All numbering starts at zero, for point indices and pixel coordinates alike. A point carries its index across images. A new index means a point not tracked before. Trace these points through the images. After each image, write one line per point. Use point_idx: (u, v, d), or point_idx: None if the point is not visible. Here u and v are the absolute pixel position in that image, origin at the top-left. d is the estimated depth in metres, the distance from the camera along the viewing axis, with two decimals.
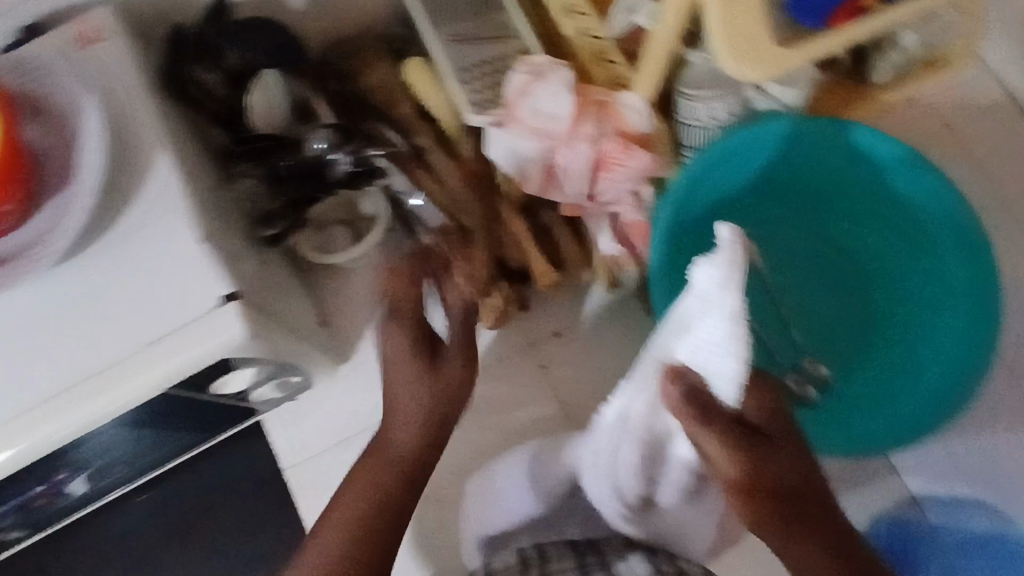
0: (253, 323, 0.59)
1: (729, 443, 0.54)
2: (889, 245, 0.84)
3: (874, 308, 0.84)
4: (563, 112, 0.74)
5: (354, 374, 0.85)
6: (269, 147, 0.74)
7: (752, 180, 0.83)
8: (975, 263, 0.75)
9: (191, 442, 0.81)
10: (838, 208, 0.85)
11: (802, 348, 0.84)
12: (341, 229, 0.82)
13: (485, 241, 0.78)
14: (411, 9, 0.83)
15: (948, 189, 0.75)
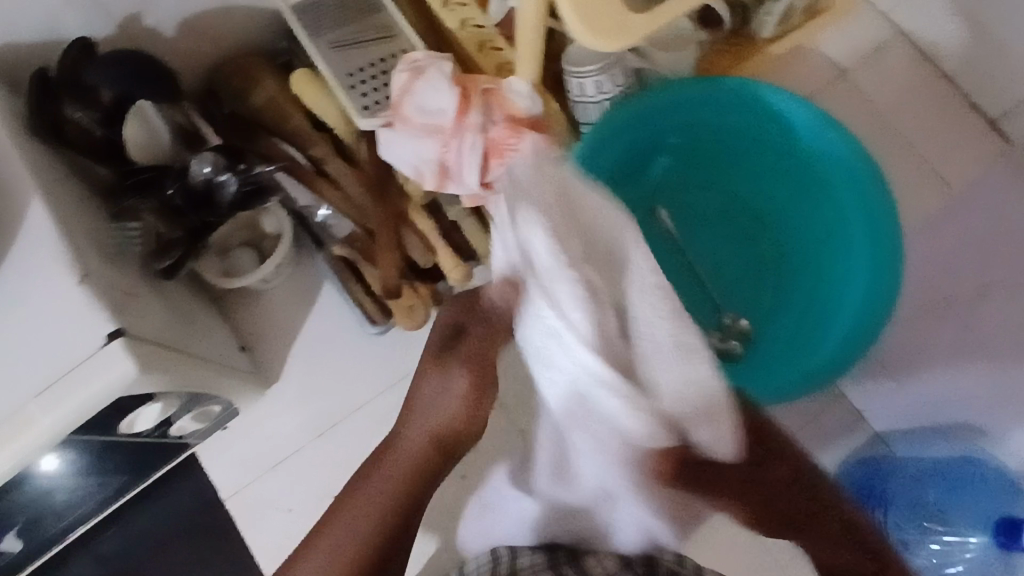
0: (144, 356, 0.58)
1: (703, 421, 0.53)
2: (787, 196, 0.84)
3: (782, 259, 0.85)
4: (446, 106, 0.74)
5: (282, 395, 0.84)
6: (154, 178, 0.72)
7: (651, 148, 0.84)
8: (870, 200, 0.76)
9: (125, 486, 0.79)
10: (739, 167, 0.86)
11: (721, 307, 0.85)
12: (245, 250, 0.80)
13: (389, 242, 0.77)
14: (290, 22, 0.82)
15: (834, 131, 0.77)
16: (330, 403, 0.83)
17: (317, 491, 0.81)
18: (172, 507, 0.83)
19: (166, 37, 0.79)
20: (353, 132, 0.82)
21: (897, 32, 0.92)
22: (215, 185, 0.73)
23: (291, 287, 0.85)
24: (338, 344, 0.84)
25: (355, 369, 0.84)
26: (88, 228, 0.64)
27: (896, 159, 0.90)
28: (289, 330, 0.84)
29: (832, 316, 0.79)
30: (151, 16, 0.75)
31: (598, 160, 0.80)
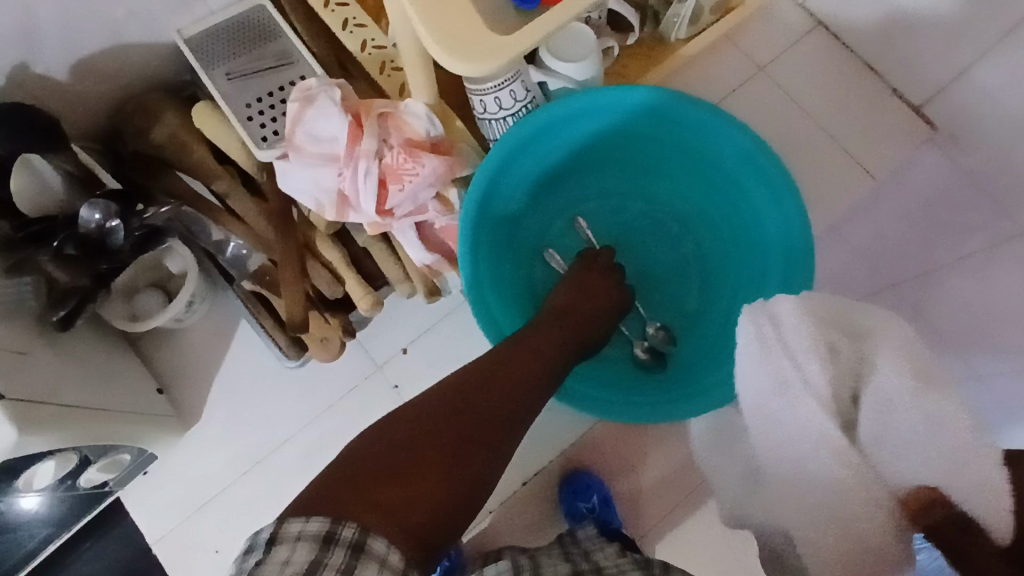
0: (26, 417, 0.56)
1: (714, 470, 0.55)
2: (708, 196, 0.83)
3: (705, 259, 0.84)
4: (339, 133, 0.72)
5: (204, 434, 0.82)
6: (49, 229, 0.69)
7: (563, 159, 0.82)
8: (782, 206, 0.74)
9: (45, 539, 0.77)
10: (656, 170, 0.84)
11: (647, 317, 0.82)
12: (150, 292, 0.78)
13: (294, 274, 0.76)
14: (186, 55, 0.81)
15: (738, 131, 0.74)
16: (253, 439, 0.82)
17: (249, 529, 0.80)
18: (106, 556, 0.82)
19: (59, 82, 0.77)
20: (255, 164, 0.80)
21: (815, 23, 0.90)
22: (107, 233, 0.71)
23: (209, 324, 0.84)
24: (258, 378, 0.83)
25: (279, 403, 0.83)
26: None
27: (821, 152, 0.88)
28: (209, 367, 0.83)
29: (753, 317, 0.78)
30: (38, 63, 0.74)
31: (505, 177, 0.78)
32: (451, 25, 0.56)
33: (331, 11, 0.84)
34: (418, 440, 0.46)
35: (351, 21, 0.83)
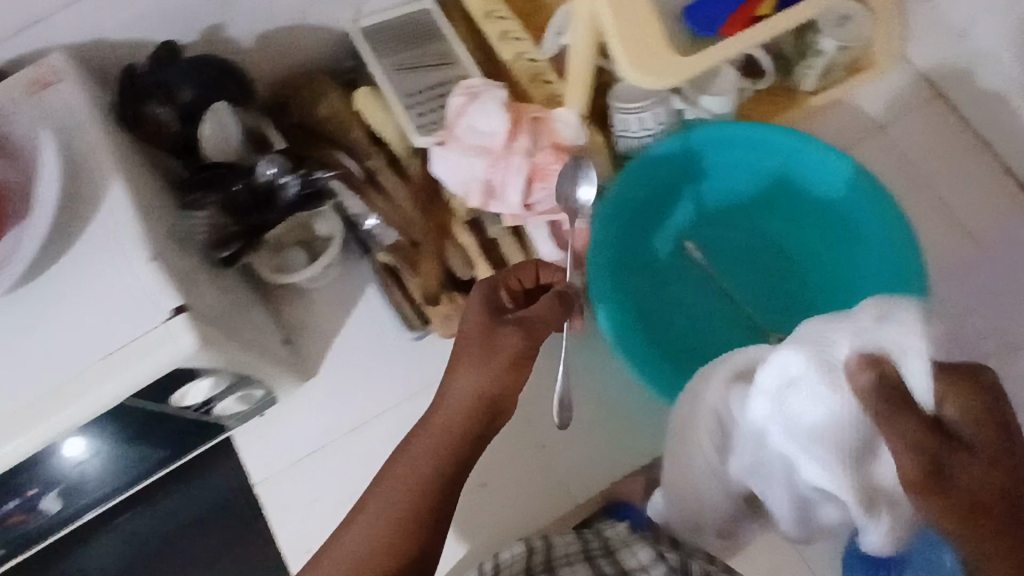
0: (203, 333, 0.62)
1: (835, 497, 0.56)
2: (806, 226, 0.88)
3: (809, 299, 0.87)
4: (498, 129, 0.79)
5: (318, 390, 0.87)
6: (222, 174, 0.77)
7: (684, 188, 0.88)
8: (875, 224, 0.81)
9: (160, 461, 0.82)
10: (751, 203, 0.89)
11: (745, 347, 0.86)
12: (298, 249, 0.86)
13: (431, 251, 0.84)
14: (358, 43, 0.88)
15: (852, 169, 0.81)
16: (363, 402, 0.87)
17: (345, 485, 0.85)
18: (208, 486, 0.89)
19: (242, 49, 0.85)
20: (407, 148, 0.87)
21: (937, 94, 0.96)
22: (278, 186, 0.79)
23: (337, 288, 0.90)
24: (375, 347, 0.89)
25: (391, 373, 0.88)
26: (159, 213, 0.69)
27: (928, 212, 0.92)
28: (331, 329, 0.89)
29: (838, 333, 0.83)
30: (231, 28, 0.81)
31: (634, 192, 0.84)
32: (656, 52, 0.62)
33: (491, 22, 0.89)
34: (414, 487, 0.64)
35: (509, 33, 0.89)
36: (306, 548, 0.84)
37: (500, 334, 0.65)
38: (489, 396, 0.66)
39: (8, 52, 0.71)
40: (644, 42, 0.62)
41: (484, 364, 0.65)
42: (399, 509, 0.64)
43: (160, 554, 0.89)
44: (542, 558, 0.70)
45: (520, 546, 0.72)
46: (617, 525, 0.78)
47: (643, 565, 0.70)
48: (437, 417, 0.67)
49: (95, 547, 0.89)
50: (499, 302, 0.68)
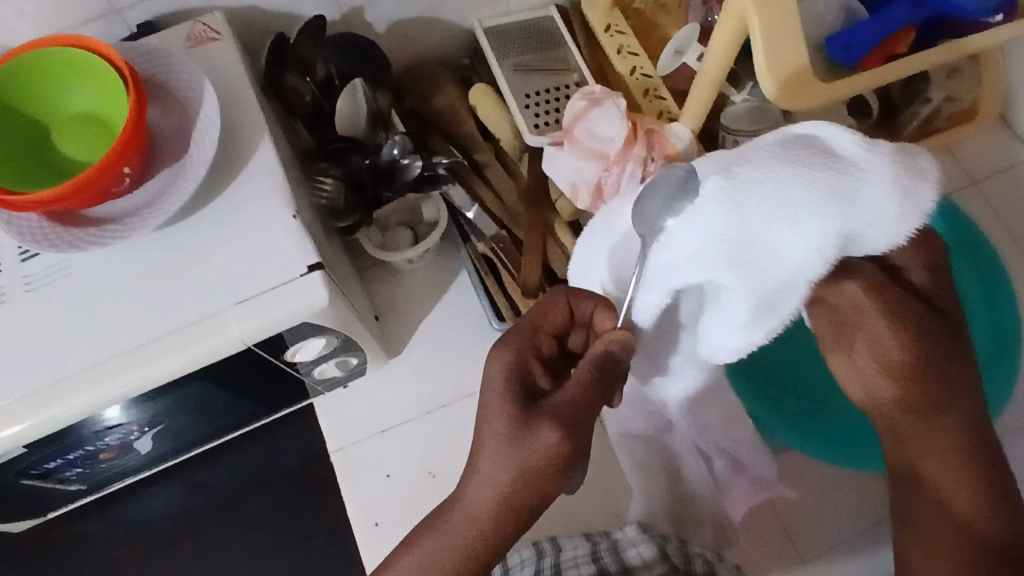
0: (333, 292, 0.65)
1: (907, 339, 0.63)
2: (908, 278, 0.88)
3: None
4: (616, 135, 0.81)
5: (402, 368, 0.90)
6: (348, 149, 0.81)
7: None
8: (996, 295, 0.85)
9: (246, 417, 0.84)
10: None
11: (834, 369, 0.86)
12: (402, 230, 0.89)
13: (535, 246, 0.85)
14: (481, 41, 0.92)
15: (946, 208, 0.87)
16: (444, 385, 0.89)
17: (420, 463, 0.86)
18: (280, 448, 0.90)
19: (374, 33, 0.89)
20: (518, 146, 0.90)
21: None
22: (399, 166, 0.84)
23: (430, 274, 0.93)
24: (462, 333, 0.91)
25: (475, 361, 0.90)
26: (293, 175, 0.73)
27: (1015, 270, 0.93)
28: (422, 311, 0.92)
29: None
30: (371, 12, 0.85)
31: None
32: (810, 81, 0.67)
33: (609, 36, 0.92)
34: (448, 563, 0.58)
35: (625, 49, 0.91)
36: (373, 521, 0.84)
37: (537, 428, 0.55)
38: (518, 496, 0.56)
39: (170, 5, 0.74)
40: (792, 62, 0.66)
41: (512, 452, 0.55)
42: (446, 565, 0.58)
43: (223, 510, 0.89)
44: (551, 560, 0.80)
45: (530, 549, 0.82)
46: (627, 527, 0.82)
47: (645, 562, 0.77)
48: (458, 506, 0.58)
49: (159, 496, 0.90)
50: (532, 378, 0.59)
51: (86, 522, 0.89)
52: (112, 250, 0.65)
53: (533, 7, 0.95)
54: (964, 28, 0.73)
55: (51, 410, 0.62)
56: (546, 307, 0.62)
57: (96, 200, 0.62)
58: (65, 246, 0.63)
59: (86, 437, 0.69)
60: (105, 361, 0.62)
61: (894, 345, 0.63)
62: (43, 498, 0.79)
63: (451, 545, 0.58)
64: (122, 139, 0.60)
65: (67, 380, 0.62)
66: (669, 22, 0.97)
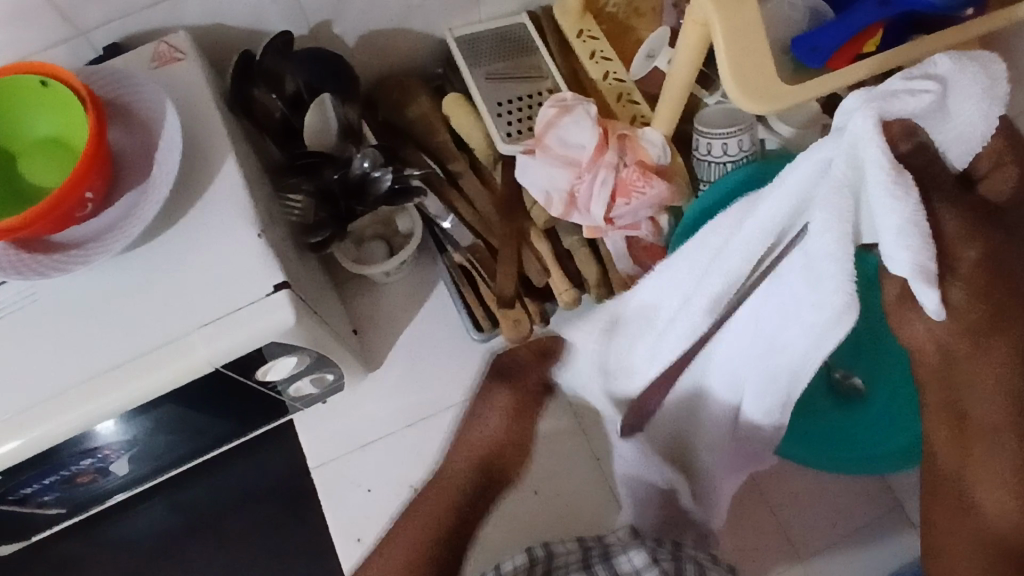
0: (300, 310, 0.65)
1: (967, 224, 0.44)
2: None
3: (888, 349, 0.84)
4: (587, 143, 0.81)
5: (381, 381, 0.90)
6: (320, 163, 0.81)
7: None
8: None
9: (226, 435, 0.84)
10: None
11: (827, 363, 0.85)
12: (377, 243, 0.89)
13: (510, 256, 0.85)
14: (453, 50, 0.91)
15: None
16: (424, 398, 0.89)
17: (401, 477, 0.86)
18: (263, 465, 0.90)
19: (346, 46, 0.88)
20: (493, 155, 0.90)
21: None
22: (370, 179, 0.82)
23: (407, 285, 0.93)
24: (441, 344, 0.91)
25: (454, 373, 0.90)
26: (263, 193, 0.72)
27: None
28: (401, 323, 0.92)
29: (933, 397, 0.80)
30: (340, 25, 0.84)
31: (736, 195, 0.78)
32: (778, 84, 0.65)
33: (582, 42, 0.90)
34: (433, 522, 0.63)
35: (598, 54, 0.90)
36: (355, 537, 0.84)
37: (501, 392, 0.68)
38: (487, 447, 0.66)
39: (135, 25, 0.74)
40: (758, 67, 0.64)
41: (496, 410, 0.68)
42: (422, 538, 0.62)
43: (208, 529, 0.89)
44: (544, 567, 0.73)
45: (524, 555, 0.72)
46: (619, 532, 0.79)
47: (636, 569, 0.70)
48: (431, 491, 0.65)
49: (143, 516, 0.89)
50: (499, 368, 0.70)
51: (71, 543, 0.89)
52: (80, 275, 0.65)
53: (505, 14, 0.94)
54: (936, 25, 0.73)
55: (20, 437, 0.61)
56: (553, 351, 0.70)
57: (60, 226, 0.61)
58: (31, 273, 0.62)
59: (63, 461, 0.69)
60: (74, 386, 0.62)
61: (976, 244, 0.44)
62: (23, 523, 0.79)
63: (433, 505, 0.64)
64: (82, 164, 0.60)
65: (36, 408, 0.62)
66: (643, 25, 0.96)
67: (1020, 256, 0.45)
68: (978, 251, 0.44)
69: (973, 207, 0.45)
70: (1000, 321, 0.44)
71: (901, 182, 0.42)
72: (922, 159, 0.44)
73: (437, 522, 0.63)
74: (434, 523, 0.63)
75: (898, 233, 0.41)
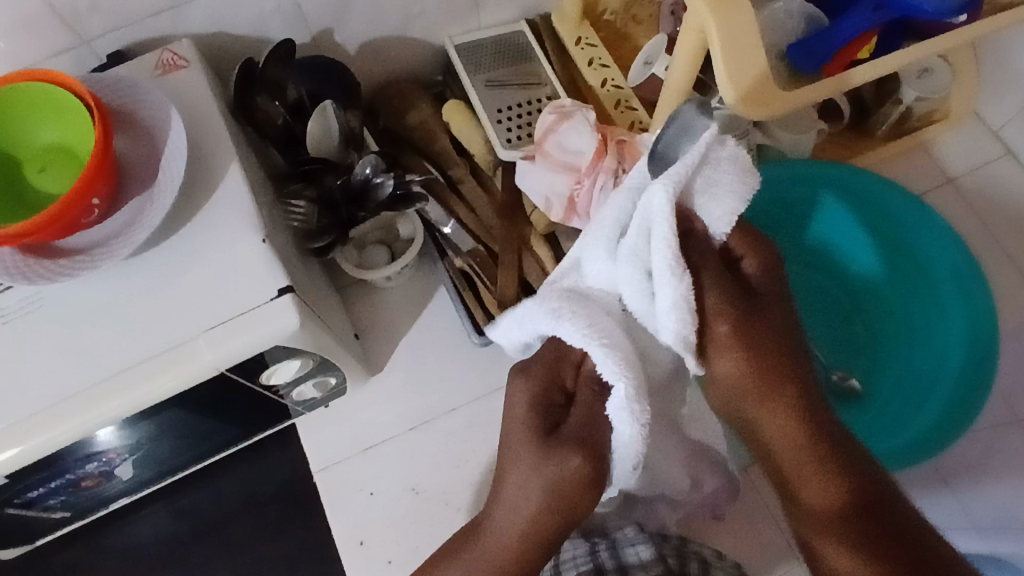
0: (304, 315, 0.65)
1: (727, 296, 0.56)
2: (898, 300, 0.92)
3: (882, 350, 0.92)
4: (586, 148, 0.81)
5: (383, 385, 0.90)
6: (321, 169, 0.82)
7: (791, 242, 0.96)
8: (949, 250, 0.88)
9: (230, 440, 0.84)
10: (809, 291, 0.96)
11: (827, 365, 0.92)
12: (379, 248, 0.90)
13: (510, 261, 0.87)
14: (452, 57, 0.92)
15: (943, 228, 0.89)
16: (426, 401, 0.89)
17: (403, 481, 0.87)
18: (266, 470, 0.91)
19: (347, 54, 0.89)
20: (492, 160, 0.91)
21: (1006, 151, 0.99)
22: (372, 185, 0.83)
23: (409, 290, 0.94)
24: (442, 347, 0.92)
25: (455, 378, 0.90)
26: (267, 199, 0.73)
27: (994, 267, 0.95)
28: (402, 326, 0.92)
29: (940, 368, 0.86)
30: (341, 33, 0.86)
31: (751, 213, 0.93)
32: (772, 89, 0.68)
33: (581, 49, 0.92)
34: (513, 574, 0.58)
35: (597, 61, 0.92)
36: (359, 540, 0.85)
37: (564, 451, 0.54)
38: (546, 514, 0.56)
39: (139, 34, 0.75)
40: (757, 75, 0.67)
41: (540, 471, 0.55)
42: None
43: (211, 534, 0.89)
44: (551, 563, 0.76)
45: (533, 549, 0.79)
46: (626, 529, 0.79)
47: (641, 563, 0.74)
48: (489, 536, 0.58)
49: (146, 521, 0.90)
50: (556, 401, 0.58)
51: (74, 549, 0.89)
52: (85, 281, 0.66)
53: (504, 22, 0.95)
54: (930, 31, 0.74)
55: (27, 441, 0.62)
56: (557, 360, 0.59)
57: (66, 232, 0.62)
58: (36, 278, 0.63)
59: (67, 466, 0.70)
60: (81, 389, 0.63)
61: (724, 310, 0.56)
62: (28, 527, 0.79)
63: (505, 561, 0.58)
64: (89, 170, 0.60)
65: (42, 413, 0.62)
66: (640, 32, 0.97)
67: (765, 324, 0.57)
68: (727, 325, 0.56)
69: (736, 293, 0.57)
70: (749, 387, 0.57)
71: (676, 234, 0.51)
72: (699, 242, 0.56)
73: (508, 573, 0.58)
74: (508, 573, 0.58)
75: (672, 309, 0.52)
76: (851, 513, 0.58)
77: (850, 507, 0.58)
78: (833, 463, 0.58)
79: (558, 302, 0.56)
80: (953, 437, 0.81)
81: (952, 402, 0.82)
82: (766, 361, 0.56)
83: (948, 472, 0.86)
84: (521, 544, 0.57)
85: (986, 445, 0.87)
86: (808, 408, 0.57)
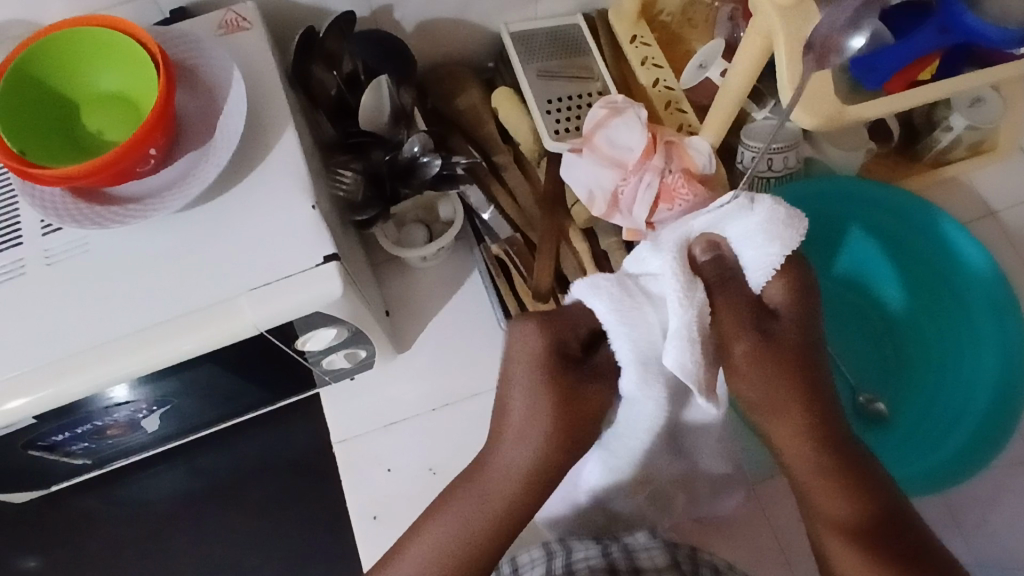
0: (346, 283, 0.65)
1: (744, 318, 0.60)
2: (929, 323, 0.92)
3: (922, 375, 0.91)
4: (635, 145, 0.82)
5: (408, 362, 0.91)
6: (369, 143, 0.82)
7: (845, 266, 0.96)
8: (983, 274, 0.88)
9: (254, 402, 0.85)
10: (845, 314, 0.95)
11: (857, 386, 0.91)
12: (417, 227, 0.90)
13: (549, 251, 0.87)
14: (506, 43, 0.92)
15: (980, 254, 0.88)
16: (450, 384, 0.90)
17: (421, 460, 0.87)
18: (284, 439, 0.91)
19: (402, 31, 0.89)
20: (538, 150, 0.92)
21: None
22: (420, 163, 0.84)
23: (443, 272, 0.94)
24: (471, 332, 0.92)
25: (482, 364, 0.90)
26: (316, 167, 0.73)
27: None
28: (434, 306, 0.93)
29: (965, 411, 0.85)
30: (400, 9, 0.85)
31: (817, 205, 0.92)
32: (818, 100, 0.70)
33: (635, 48, 0.92)
34: (517, 505, 0.60)
35: (650, 60, 0.91)
36: (372, 514, 0.85)
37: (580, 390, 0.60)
38: (545, 465, 0.60)
39: None
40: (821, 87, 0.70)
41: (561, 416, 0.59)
42: (451, 551, 0.60)
43: (224, 496, 0.90)
44: (564, 561, 0.75)
45: (541, 550, 0.77)
46: (639, 533, 0.79)
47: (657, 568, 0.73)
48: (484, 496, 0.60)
49: (162, 476, 0.90)
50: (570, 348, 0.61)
51: (88, 497, 0.90)
52: (131, 230, 0.66)
53: (560, 13, 0.95)
54: (992, 58, 0.73)
55: (63, 382, 0.62)
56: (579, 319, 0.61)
57: (121, 179, 0.62)
58: (87, 223, 0.64)
59: (95, 412, 0.70)
60: (121, 335, 0.63)
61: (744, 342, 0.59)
62: (47, 469, 0.79)
63: (500, 503, 0.60)
64: (150, 119, 0.61)
65: (81, 355, 0.63)
66: (695, 37, 0.97)
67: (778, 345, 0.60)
68: (743, 346, 0.59)
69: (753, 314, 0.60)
70: (777, 393, 0.59)
71: (687, 295, 0.57)
72: (721, 274, 0.61)
73: (504, 517, 0.60)
74: (500, 519, 0.60)
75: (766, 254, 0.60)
76: (871, 522, 0.58)
77: (866, 523, 0.58)
78: (850, 486, 0.59)
79: (604, 281, 0.59)
80: (974, 467, 0.80)
81: (975, 437, 0.82)
82: (780, 381, 0.59)
83: (962, 506, 0.85)
84: (522, 481, 0.60)
85: (1000, 484, 0.86)
86: (834, 443, 0.60)
